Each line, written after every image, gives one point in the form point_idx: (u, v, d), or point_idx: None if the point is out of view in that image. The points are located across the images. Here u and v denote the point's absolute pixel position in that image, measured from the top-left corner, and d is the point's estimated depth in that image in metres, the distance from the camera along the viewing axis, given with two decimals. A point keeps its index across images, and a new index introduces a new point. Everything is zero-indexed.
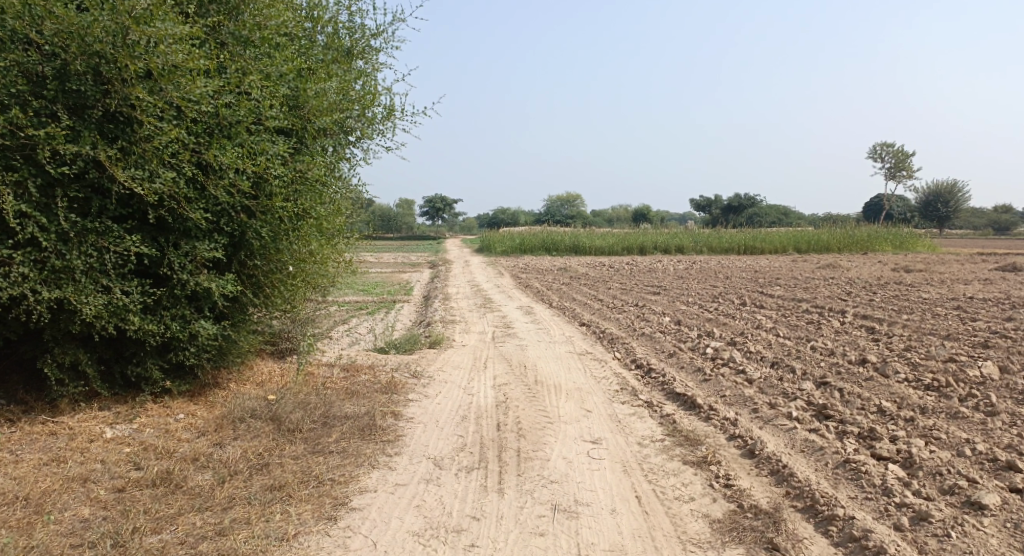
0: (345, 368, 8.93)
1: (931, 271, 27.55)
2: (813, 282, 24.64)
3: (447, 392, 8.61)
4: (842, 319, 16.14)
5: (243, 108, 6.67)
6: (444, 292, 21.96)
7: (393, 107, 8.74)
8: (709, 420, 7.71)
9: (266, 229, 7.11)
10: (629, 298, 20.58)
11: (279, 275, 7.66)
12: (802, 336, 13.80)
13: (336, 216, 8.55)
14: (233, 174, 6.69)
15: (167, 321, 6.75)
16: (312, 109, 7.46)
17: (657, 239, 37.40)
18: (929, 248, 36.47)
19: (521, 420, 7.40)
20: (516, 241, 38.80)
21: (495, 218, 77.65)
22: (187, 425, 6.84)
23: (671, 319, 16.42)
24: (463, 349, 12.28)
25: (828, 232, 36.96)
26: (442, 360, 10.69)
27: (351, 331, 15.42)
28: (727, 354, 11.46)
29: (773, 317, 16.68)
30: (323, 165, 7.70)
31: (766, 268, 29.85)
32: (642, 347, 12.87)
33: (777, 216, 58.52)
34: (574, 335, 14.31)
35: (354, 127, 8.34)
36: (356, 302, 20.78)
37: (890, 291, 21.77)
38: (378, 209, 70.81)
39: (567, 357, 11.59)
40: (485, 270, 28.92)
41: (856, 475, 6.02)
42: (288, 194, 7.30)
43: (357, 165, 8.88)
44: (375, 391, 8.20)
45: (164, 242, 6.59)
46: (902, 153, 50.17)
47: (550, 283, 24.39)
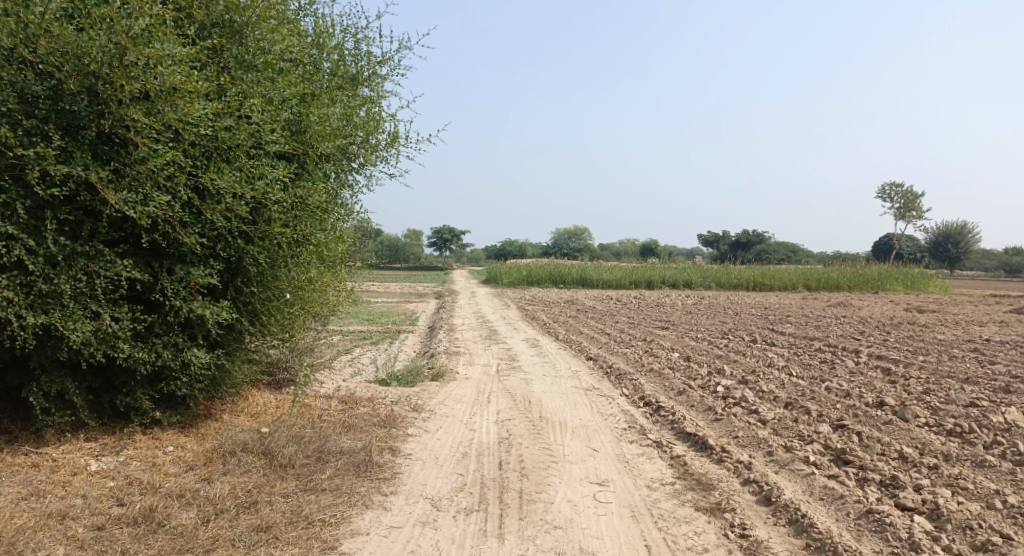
0: (343, 401, 8.64)
1: (945, 312, 27.19)
2: (824, 320, 24.29)
3: (448, 427, 8.30)
4: (857, 359, 15.81)
5: (243, 131, 6.46)
6: (449, 323, 21.66)
7: (397, 134, 8.58)
8: (722, 463, 7.42)
9: (264, 256, 6.87)
10: (636, 332, 20.27)
11: (277, 302, 7.40)
12: (816, 376, 13.48)
13: (336, 243, 8.30)
14: (231, 199, 6.44)
15: (158, 349, 6.45)
16: (314, 134, 7.25)
17: (666, 274, 37.14)
18: (941, 288, 36.07)
19: (524, 459, 7.07)
20: (523, 273, 38.63)
21: (503, 250, 77.67)
22: (176, 458, 6.52)
23: (680, 355, 16.09)
24: (466, 381, 11.97)
25: (838, 270, 36.63)
26: (444, 393, 10.37)
27: (353, 361, 15.12)
28: (738, 393, 11.12)
29: (786, 355, 16.35)
30: (324, 192, 7.51)
31: (776, 305, 29.50)
32: (650, 383, 12.54)
33: (787, 253, 58.29)
34: (580, 370, 14.00)
35: (356, 153, 8.14)
36: (359, 332, 20.49)
37: (905, 332, 21.42)
38: (385, 238, 70.80)
39: (573, 393, 11.25)
40: (491, 302, 28.71)
41: (880, 526, 5.69)
42: (287, 220, 7.07)
43: (359, 192, 8.66)
44: (373, 425, 7.89)
45: (158, 267, 6.29)
46: (913, 193, 49.97)
47: (556, 316, 24.09)
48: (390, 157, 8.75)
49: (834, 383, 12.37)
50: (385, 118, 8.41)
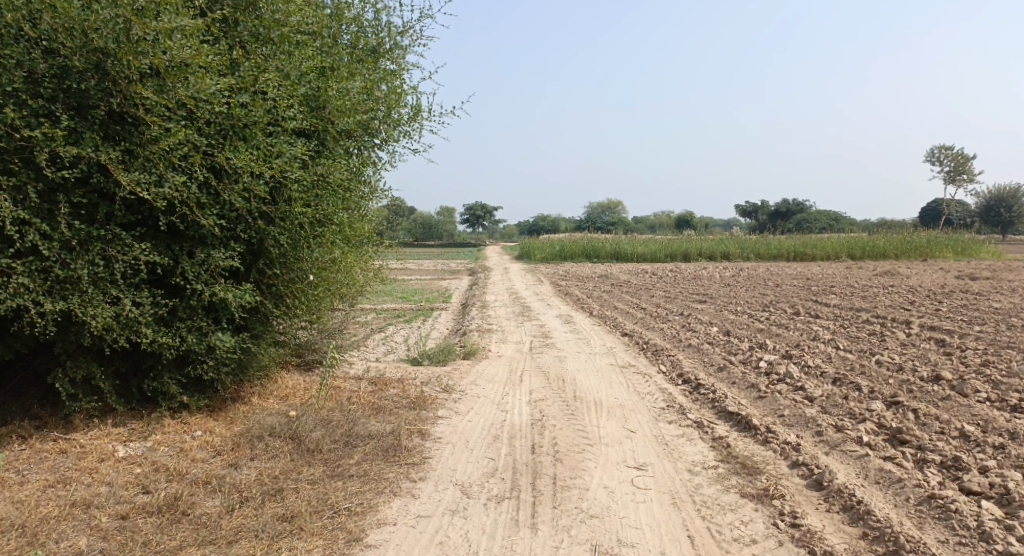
0: (373, 382, 8.42)
1: (1000, 279, 26.30)
2: (871, 290, 23.56)
3: (479, 409, 8.03)
4: (908, 330, 15.33)
5: (258, 107, 6.11)
6: (482, 301, 21.40)
7: (420, 107, 8.24)
8: (767, 444, 7.25)
9: (286, 237, 6.57)
10: (674, 307, 19.84)
11: (301, 284, 7.09)
12: (865, 349, 13.05)
13: (359, 221, 8.01)
14: (249, 178, 6.13)
15: (183, 334, 6.17)
16: (334, 110, 6.90)
17: (703, 246, 36.46)
18: (994, 253, 34.87)
19: (557, 442, 6.77)
20: (556, 248, 38.23)
21: (536, 226, 77.23)
22: (203, 444, 6.07)
23: (719, 330, 15.67)
24: (499, 360, 11.70)
25: (883, 237, 35.61)
26: (476, 373, 10.10)
27: (385, 340, 14.93)
28: (782, 370, 10.71)
29: (833, 328, 15.87)
30: (346, 169, 7.19)
31: (819, 276, 28.74)
32: (689, 359, 12.17)
33: (827, 221, 56.99)
34: (616, 346, 13.65)
35: (378, 129, 7.80)
36: (392, 310, 20.30)
37: (958, 300, 20.73)
38: (418, 216, 70.72)
39: (608, 371, 10.93)
40: (524, 278, 28.42)
41: (944, 514, 5.46)
42: (308, 199, 6.77)
43: (382, 169, 8.34)
44: (402, 407, 7.66)
45: (178, 249, 6.03)
46: (962, 156, 48.31)
47: (591, 291, 23.71)
48: (413, 131, 8.40)
49: (882, 358, 11.89)
50: (407, 91, 8.07)
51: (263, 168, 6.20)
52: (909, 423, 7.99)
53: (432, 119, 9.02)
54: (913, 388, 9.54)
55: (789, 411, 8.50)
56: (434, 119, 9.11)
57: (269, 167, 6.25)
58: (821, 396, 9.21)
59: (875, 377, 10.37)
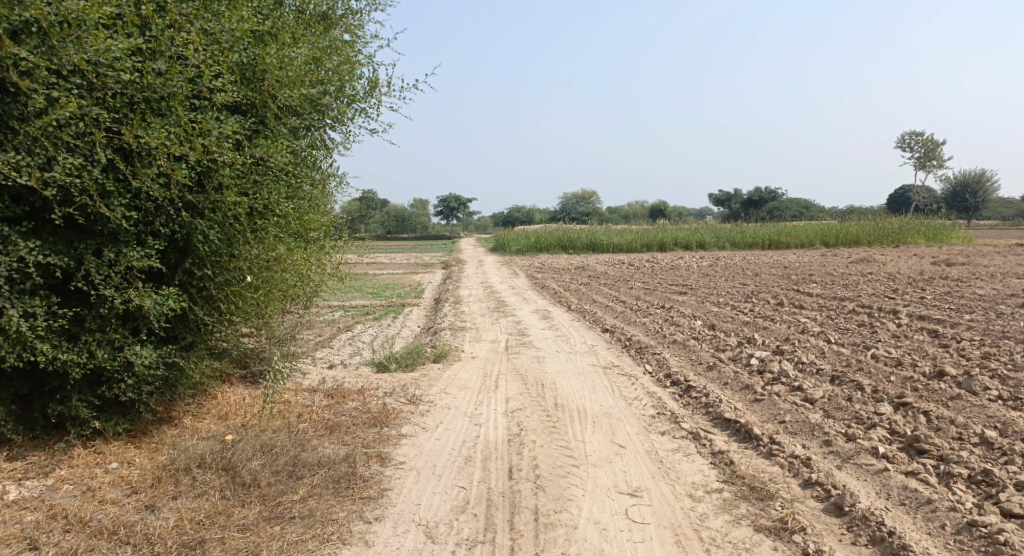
0: (329, 394, 7.51)
1: (976, 265, 26.00)
2: (852, 278, 22.97)
3: (450, 423, 7.17)
4: (897, 320, 14.72)
5: (175, 76, 5.15)
6: (455, 295, 20.49)
7: (378, 80, 7.33)
8: (772, 457, 6.47)
9: (216, 232, 5.61)
10: (654, 298, 19.10)
11: (237, 287, 6.13)
12: (858, 342, 12.37)
13: (307, 213, 7.05)
14: (167, 160, 5.19)
15: (91, 348, 5.25)
16: (273, 81, 5.99)
17: (678, 235, 35.86)
18: (966, 239, 34.62)
19: (538, 464, 5.95)
20: (531, 239, 37.40)
21: (509, 218, 76.46)
22: (116, 479, 5.24)
23: (704, 324, 14.92)
24: (472, 362, 10.82)
25: (857, 224, 35.22)
26: (447, 378, 9.20)
27: (352, 341, 13.99)
28: (776, 368, 9.96)
29: (820, 319, 15.20)
30: (291, 151, 6.28)
31: (796, 264, 28.23)
32: (676, 357, 11.39)
33: (799, 209, 56.84)
34: (597, 343, 12.84)
35: (329, 106, 6.84)
36: (362, 307, 19.34)
37: (940, 287, 20.25)
38: (390, 209, 69.55)
39: (590, 372, 10.09)
40: (499, 271, 27.56)
41: (993, 548, 4.74)
42: (244, 186, 5.84)
43: (333, 153, 7.38)
44: (361, 424, 6.78)
45: (82, 248, 5.09)
46: (933, 143, 48.20)
47: (568, 283, 22.91)
48: (369, 108, 7.47)
49: (879, 352, 11.17)
50: (362, 62, 7.17)
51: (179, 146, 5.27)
52: (923, 428, 7.24)
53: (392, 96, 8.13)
54: (919, 386, 8.81)
55: (791, 417, 7.72)
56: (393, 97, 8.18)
57: (192, 148, 5.30)
58: (823, 399, 8.43)
59: (875, 373, 9.63)
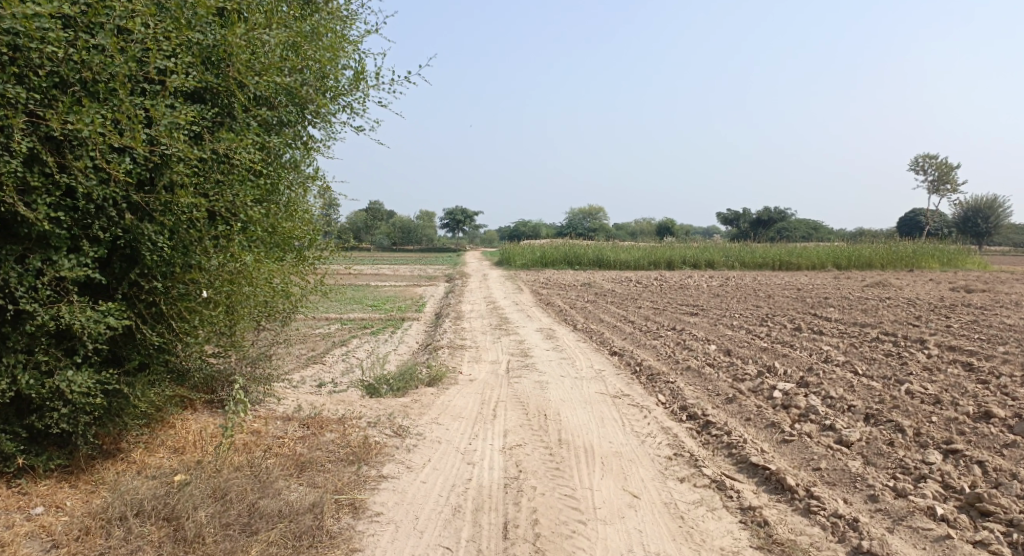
0: (304, 424, 6.66)
1: (995, 292, 25.03)
2: (869, 303, 21.98)
3: (439, 462, 6.31)
4: (925, 350, 13.78)
5: (117, 55, 4.46)
6: (456, 310, 19.60)
7: (365, 69, 6.52)
8: (811, 516, 5.58)
9: (167, 238, 4.86)
10: (664, 320, 18.19)
11: (192, 302, 5.30)
12: (887, 374, 11.44)
13: (278, 218, 6.30)
14: (105, 150, 4.48)
15: (13, 372, 4.46)
16: (241, 67, 5.22)
17: (687, 253, 34.97)
18: (981, 265, 33.64)
19: (538, 520, 5.07)
20: (537, 253, 36.56)
21: (516, 231, 75.76)
22: (37, 530, 4.43)
23: (719, 349, 14.02)
24: (470, 386, 9.95)
25: (870, 246, 34.28)
26: (439, 406, 8.31)
27: (344, 358, 13.11)
28: (803, 403, 9.05)
29: (842, 347, 14.28)
30: (256, 147, 5.48)
31: (810, 286, 27.29)
32: (691, 386, 10.48)
33: (808, 231, 55.92)
34: (606, 368, 11.96)
35: (307, 98, 6.05)
36: (358, 320, 18.48)
37: (962, 315, 19.31)
38: (396, 220, 68.79)
39: (599, 402, 9.19)
40: (504, 285, 26.71)
41: None
42: (200, 186, 5.07)
43: (311, 150, 6.62)
44: (337, 462, 5.94)
45: (3, 253, 4.35)
46: (947, 166, 47.25)
47: (574, 300, 22.02)
48: (355, 101, 6.67)
49: (912, 387, 10.22)
50: (346, 47, 6.37)
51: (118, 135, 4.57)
52: (980, 484, 6.31)
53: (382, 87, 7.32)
54: (966, 430, 7.87)
55: (827, 464, 6.81)
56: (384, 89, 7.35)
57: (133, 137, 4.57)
58: (860, 443, 7.52)
59: (912, 413, 8.69)
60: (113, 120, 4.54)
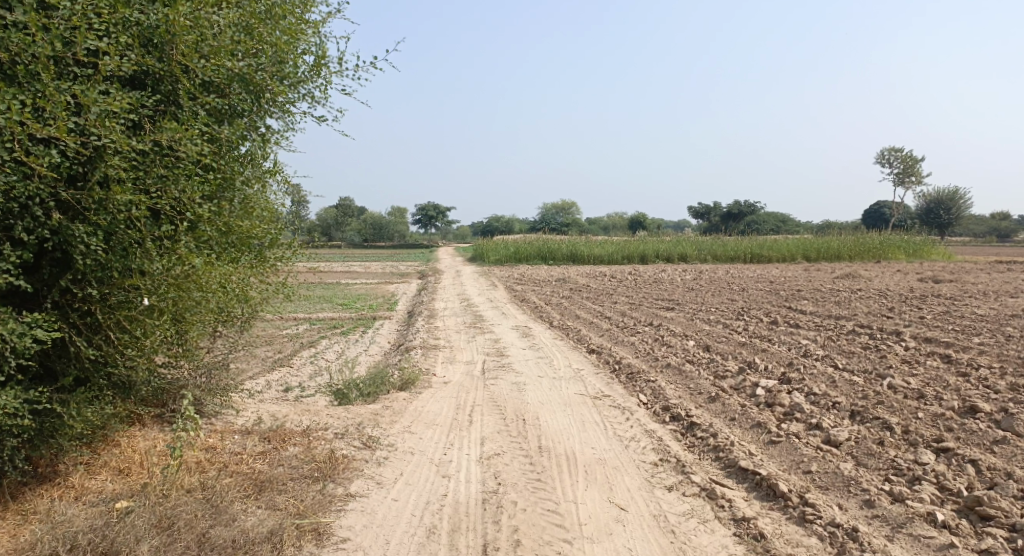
0: (266, 438, 6.27)
1: (963, 282, 25.15)
2: (842, 295, 21.91)
3: (412, 474, 6.01)
4: (903, 343, 13.61)
5: (36, 34, 4.27)
6: (429, 308, 19.19)
7: (325, 54, 6.14)
8: (807, 525, 5.33)
9: (101, 236, 4.64)
10: (640, 315, 17.94)
11: (133, 311, 5.05)
12: (869, 368, 11.22)
13: (230, 217, 5.94)
14: (25, 135, 4.29)
15: None
16: (184, 49, 5.02)
17: (659, 247, 34.83)
18: (946, 255, 33.98)
19: (520, 541, 4.86)
20: (510, 249, 36.22)
21: (488, 227, 75.36)
22: None
23: (697, 344, 13.77)
24: (445, 388, 9.58)
25: (838, 238, 34.39)
26: (413, 412, 7.93)
27: (314, 360, 12.67)
28: (788, 401, 8.79)
29: (821, 340, 14.07)
30: (203, 137, 5.21)
31: (782, 278, 27.23)
32: (672, 384, 10.20)
33: (777, 223, 56.23)
34: (583, 366, 11.65)
35: (262, 85, 5.72)
36: (329, 320, 17.96)
37: (935, 305, 19.28)
38: (367, 217, 68.03)
39: (578, 403, 8.87)
40: (478, 281, 26.34)
41: None
42: (140, 179, 4.85)
43: (269, 142, 6.24)
44: (302, 480, 5.59)
45: None
46: (911, 158, 47.71)
47: (549, 297, 21.70)
48: (317, 89, 6.29)
49: (895, 381, 9.99)
50: (304, 31, 6.00)
51: (41, 123, 4.40)
52: (976, 486, 6.05)
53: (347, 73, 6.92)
54: (954, 425, 7.62)
55: (817, 466, 6.56)
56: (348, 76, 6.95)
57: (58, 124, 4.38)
58: (849, 442, 7.26)
59: (899, 409, 8.44)
60: (34, 106, 4.37)
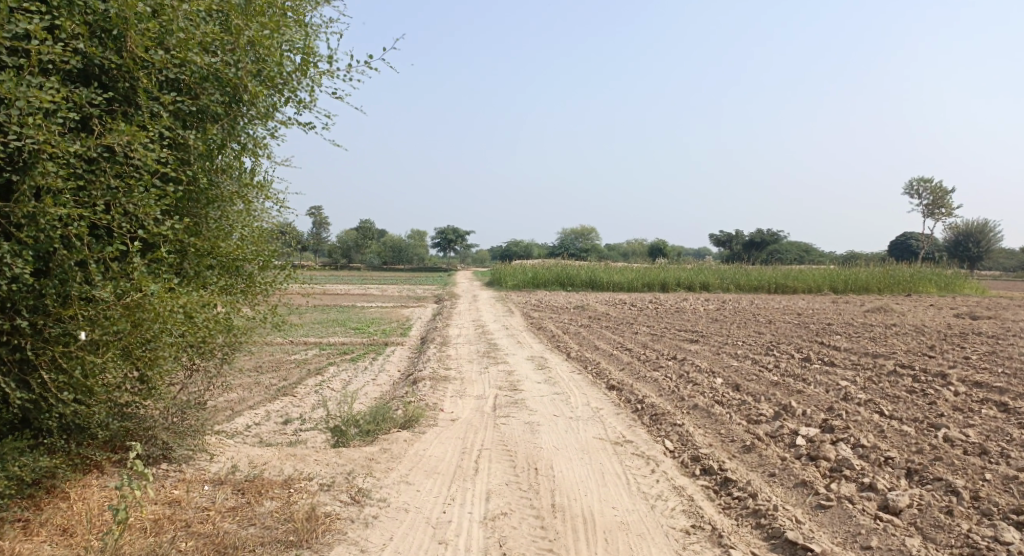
0: (239, 489, 5.45)
1: (1001, 319, 23.94)
2: (875, 330, 20.80)
3: (405, 540, 5.16)
4: (949, 387, 12.55)
5: None
6: (443, 335, 18.36)
7: (310, 51, 5.40)
8: None
9: (30, 253, 3.98)
10: (663, 347, 17.00)
11: (70, 347, 4.25)
12: (918, 415, 10.21)
13: (201, 235, 5.23)
14: None
15: None
16: (138, 38, 4.32)
17: (681, 275, 33.83)
18: (979, 289, 32.76)
19: None
20: (528, 273, 35.41)
21: (507, 251, 74.73)
22: None
23: (726, 382, 12.80)
24: (451, 428, 8.72)
25: (866, 270, 33.23)
26: (412, 457, 7.07)
27: (318, 389, 11.85)
28: (835, 454, 7.83)
29: (860, 381, 13.04)
30: (160, 140, 4.50)
31: (810, 310, 26.14)
32: (701, 429, 9.25)
33: (800, 254, 55.02)
34: (604, 405, 10.73)
35: (240, 85, 4.98)
36: (339, 345, 17.16)
37: (976, 344, 18.13)
38: (386, 239, 67.62)
39: (598, 451, 7.96)
40: (494, 307, 25.52)
41: None
42: (83, 188, 4.22)
43: (252, 153, 5.50)
44: (274, 550, 4.75)
45: None
46: (941, 190, 46.42)
47: (567, 325, 20.78)
48: (304, 91, 5.61)
49: (950, 432, 8.98)
50: (286, 24, 5.26)
51: None
52: None
53: (339, 74, 6.18)
54: None
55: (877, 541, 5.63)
56: (341, 77, 6.22)
57: None
58: (911, 510, 6.31)
59: (961, 469, 7.46)
60: None
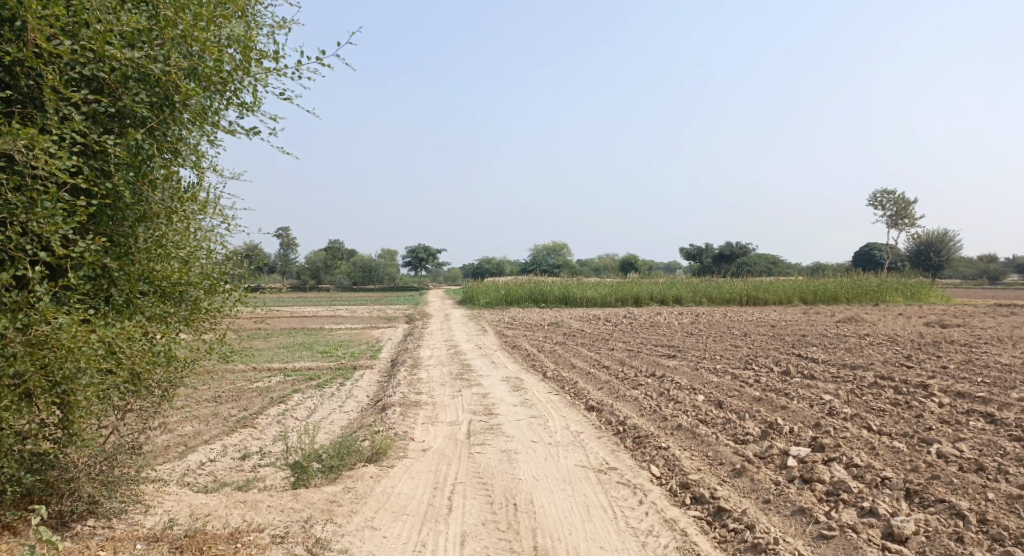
0: (178, 546, 4.85)
1: (970, 327, 23.85)
2: (850, 341, 20.53)
3: None
4: (933, 398, 12.19)
5: None
6: (413, 357, 17.74)
7: (250, 42, 4.86)
8: None
9: None
10: (641, 363, 16.53)
11: None
12: (907, 430, 9.80)
13: (131, 256, 4.70)
14: None
15: None
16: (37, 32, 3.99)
17: (654, 289, 33.53)
18: (944, 297, 32.84)
19: None
20: (501, 290, 34.90)
21: (479, 268, 74.16)
22: None
23: (708, 399, 12.34)
24: (422, 459, 8.13)
25: (835, 280, 33.18)
26: (379, 496, 6.51)
27: (281, 419, 11.17)
28: (830, 476, 7.37)
29: (843, 395, 12.65)
30: (69, 146, 4.16)
31: (783, 322, 25.89)
32: (687, 451, 8.76)
33: (766, 266, 55.17)
34: (584, 428, 10.20)
35: (168, 83, 4.50)
36: (305, 370, 16.45)
37: (952, 353, 17.89)
38: (356, 259, 66.71)
39: (580, 480, 7.44)
40: (467, 326, 24.93)
41: None
42: None
43: (191, 163, 4.97)
44: None
45: None
46: (903, 200, 46.77)
47: (542, 343, 20.25)
48: (248, 90, 5.06)
49: (944, 447, 8.57)
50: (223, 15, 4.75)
51: None
52: None
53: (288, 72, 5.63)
54: None
55: None
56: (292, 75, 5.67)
57: None
58: (917, 538, 5.86)
59: (962, 487, 7.03)
60: None
